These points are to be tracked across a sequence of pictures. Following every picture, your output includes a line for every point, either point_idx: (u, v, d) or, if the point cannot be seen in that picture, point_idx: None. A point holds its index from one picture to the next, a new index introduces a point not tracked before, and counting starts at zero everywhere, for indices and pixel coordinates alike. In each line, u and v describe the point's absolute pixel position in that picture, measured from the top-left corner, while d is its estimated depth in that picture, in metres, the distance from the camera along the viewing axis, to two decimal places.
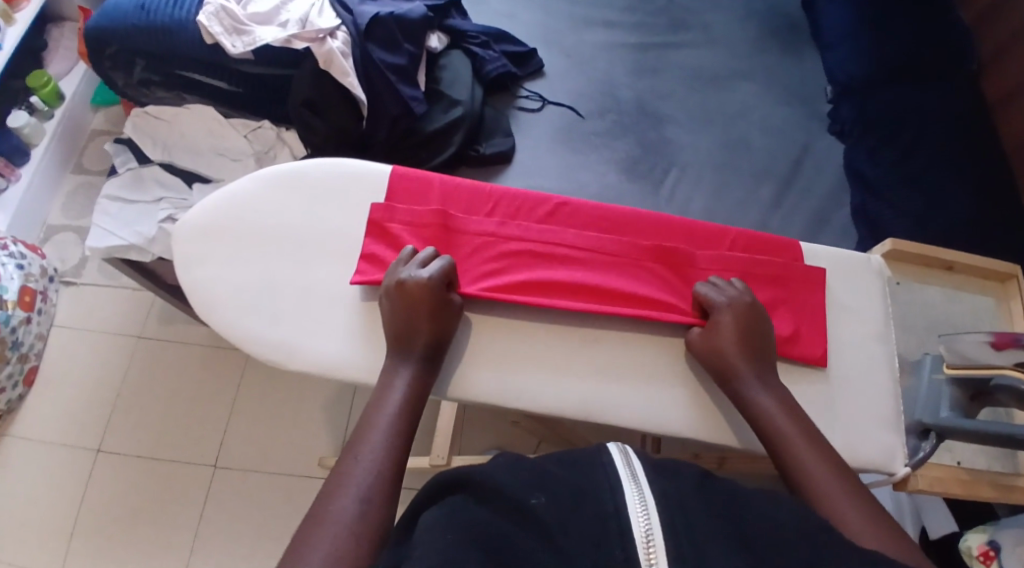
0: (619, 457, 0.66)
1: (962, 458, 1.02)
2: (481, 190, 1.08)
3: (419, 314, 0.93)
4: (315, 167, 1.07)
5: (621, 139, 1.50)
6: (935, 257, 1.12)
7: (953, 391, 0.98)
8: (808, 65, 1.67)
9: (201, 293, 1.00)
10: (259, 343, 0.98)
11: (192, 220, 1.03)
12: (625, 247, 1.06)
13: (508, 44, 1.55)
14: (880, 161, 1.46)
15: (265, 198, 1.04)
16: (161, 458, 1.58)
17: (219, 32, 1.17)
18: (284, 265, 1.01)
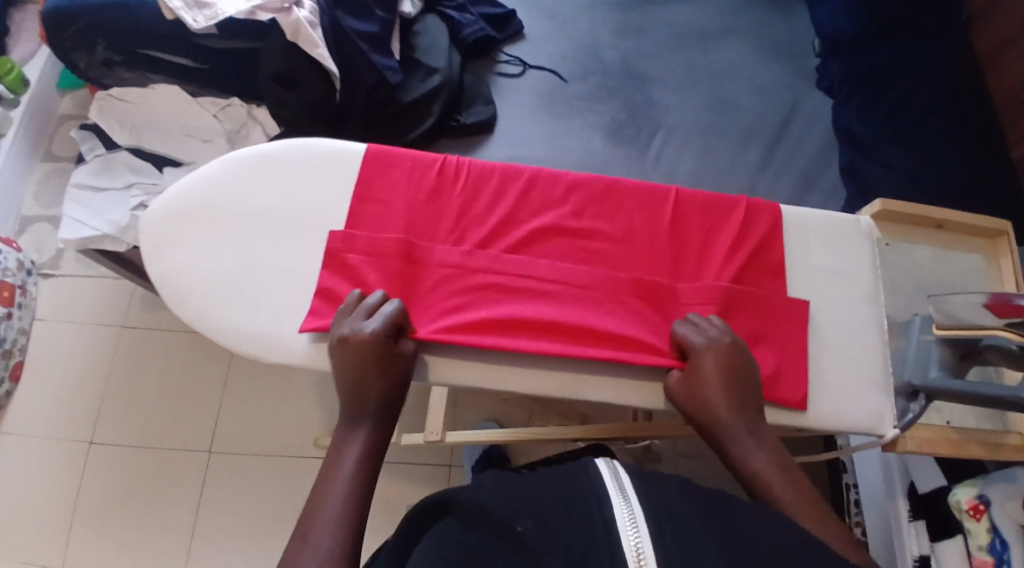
0: (609, 473, 0.62)
1: (952, 417, 1.02)
2: (449, 216, 1.03)
3: (365, 368, 0.88)
4: (287, 148, 1.04)
5: (605, 103, 1.46)
6: (923, 216, 1.10)
7: (941, 351, 0.97)
8: (795, 19, 1.62)
9: (174, 284, 0.99)
10: (234, 331, 0.97)
11: (162, 209, 1.02)
12: (598, 279, 1.01)
13: (485, 6, 1.51)
14: (869, 116, 1.43)
15: (236, 184, 1.03)
16: (152, 447, 1.57)
17: (179, 7, 1.11)
18: (256, 253, 0.99)
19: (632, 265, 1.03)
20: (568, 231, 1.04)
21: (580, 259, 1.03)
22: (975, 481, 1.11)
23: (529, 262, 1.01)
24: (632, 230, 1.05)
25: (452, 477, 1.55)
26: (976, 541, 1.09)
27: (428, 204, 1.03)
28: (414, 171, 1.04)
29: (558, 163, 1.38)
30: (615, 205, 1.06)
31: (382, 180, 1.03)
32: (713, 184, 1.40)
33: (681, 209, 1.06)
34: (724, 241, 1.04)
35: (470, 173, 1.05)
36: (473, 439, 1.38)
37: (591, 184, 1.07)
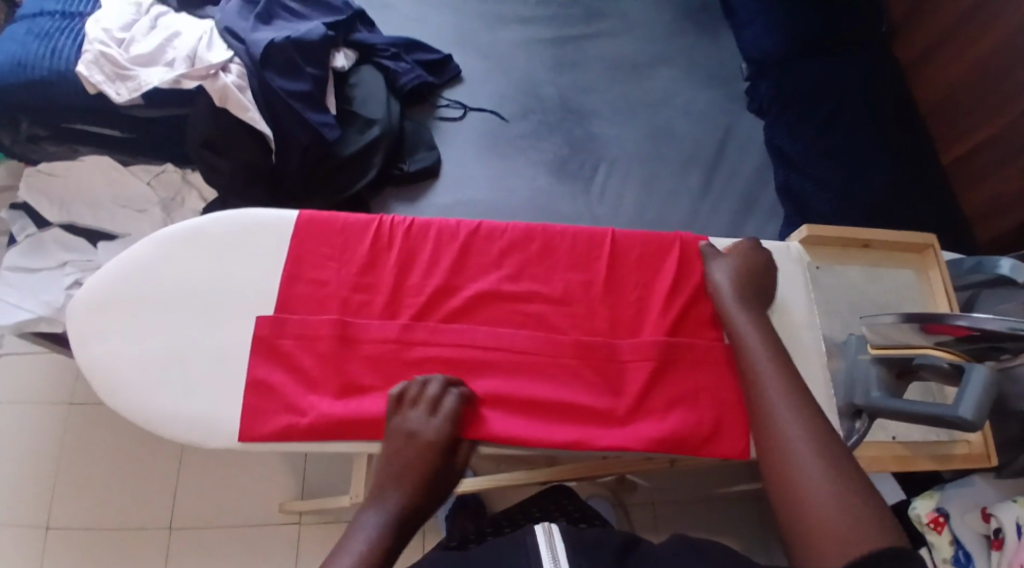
0: (544, 540, 0.72)
1: (897, 432, 1.03)
2: (385, 288, 1.01)
3: (420, 459, 0.88)
4: (215, 220, 1.02)
5: (547, 140, 1.46)
6: (852, 237, 1.12)
7: (879, 371, 0.97)
8: (724, 44, 1.66)
9: (105, 372, 0.96)
10: (172, 419, 0.94)
11: (89, 296, 0.99)
12: (539, 344, 1.01)
13: (420, 52, 1.49)
14: (800, 136, 1.46)
15: (164, 262, 1.01)
16: (111, 527, 1.50)
17: (101, 80, 1.10)
18: (189, 332, 0.97)
19: (572, 326, 1.02)
20: (505, 295, 1.03)
21: (520, 323, 1.02)
22: (931, 494, 1.17)
23: (469, 332, 1.00)
24: (573, 289, 1.04)
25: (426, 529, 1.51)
26: (940, 554, 1.14)
27: (362, 279, 1.02)
28: (346, 246, 1.03)
29: (504, 205, 1.38)
30: (552, 264, 1.05)
31: (313, 257, 1.02)
32: (658, 212, 1.41)
33: (618, 259, 1.06)
34: (662, 290, 1.04)
35: (403, 242, 1.04)
36: None
37: (526, 242, 1.06)
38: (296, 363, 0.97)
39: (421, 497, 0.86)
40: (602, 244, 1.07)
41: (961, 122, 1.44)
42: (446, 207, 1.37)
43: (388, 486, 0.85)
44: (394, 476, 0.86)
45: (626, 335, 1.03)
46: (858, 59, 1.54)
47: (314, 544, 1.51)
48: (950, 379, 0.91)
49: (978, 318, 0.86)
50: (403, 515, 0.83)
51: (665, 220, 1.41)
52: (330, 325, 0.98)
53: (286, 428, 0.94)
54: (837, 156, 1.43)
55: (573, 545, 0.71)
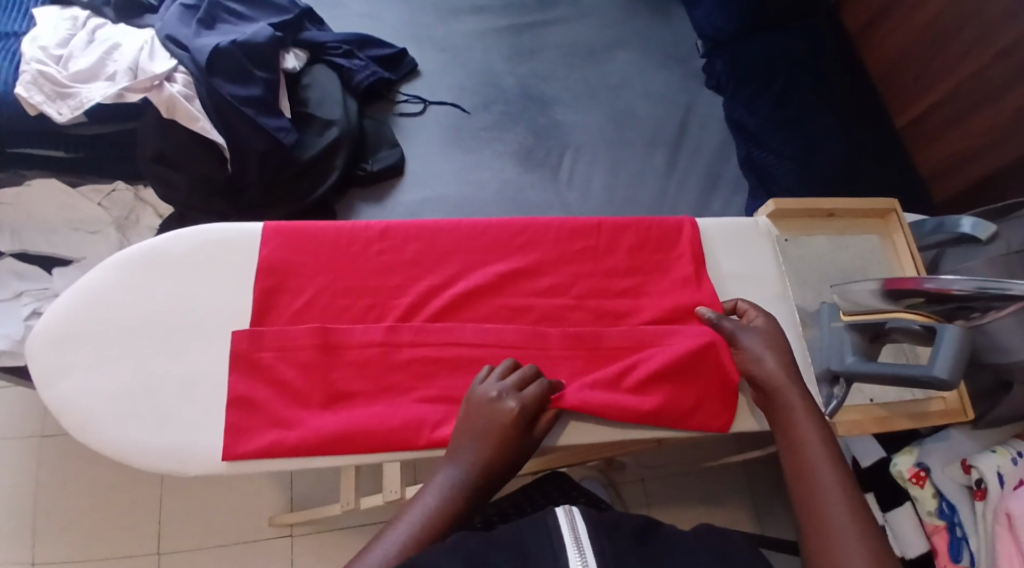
0: (565, 520, 0.70)
1: (874, 395, 1.03)
2: (357, 291, 1.00)
3: (494, 435, 0.88)
4: (173, 243, 1.00)
5: (510, 130, 1.45)
6: (817, 208, 1.12)
7: (853, 337, 0.99)
8: (676, 23, 1.65)
9: (70, 411, 0.93)
10: (147, 451, 0.91)
11: (46, 331, 0.96)
12: (523, 335, 0.99)
13: (373, 48, 1.47)
14: (758, 109, 1.46)
15: (123, 292, 0.97)
16: (98, 557, 1.47)
17: (41, 101, 1.06)
18: (157, 360, 0.95)
19: (556, 318, 1.02)
20: (484, 290, 1.01)
21: (502, 317, 1.01)
22: (911, 448, 1.19)
23: (452, 329, 0.99)
24: (554, 279, 1.04)
25: None
26: (925, 507, 1.17)
27: (339, 284, 1.00)
28: (317, 252, 1.01)
29: (473, 199, 1.36)
30: (529, 255, 1.05)
31: (287, 264, 1.00)
32: (627, 193, 1.41)
33: (598, 245, 1.06)
34: (636, 272, 1.06)
35: (376, 241, 1.02)
36: None
37: (504, 234, 1.05)
38: (275, 377, 0.95)
39: (492, 464, 0.87)
40: (582, 231, 1.07)
41: (913, 84, 1.45)
42: (415, 205, 1.35)
43: (454, 458, 0.87)
44: (469, 447, 0.87)
45: (607, 322, 1.02)
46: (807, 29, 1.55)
47: (306, 556, 1.50)
48: (924, 340, 0.93)
49: (945, 280, 0.87)
50: (464, 492, 0.85)
51: (634, 202, 1.40)
52: (308, 333, 0.96)
53: (273, 443, 0.92)
54: (796, 125, 1.44)
55: (593, 525, 0.70)
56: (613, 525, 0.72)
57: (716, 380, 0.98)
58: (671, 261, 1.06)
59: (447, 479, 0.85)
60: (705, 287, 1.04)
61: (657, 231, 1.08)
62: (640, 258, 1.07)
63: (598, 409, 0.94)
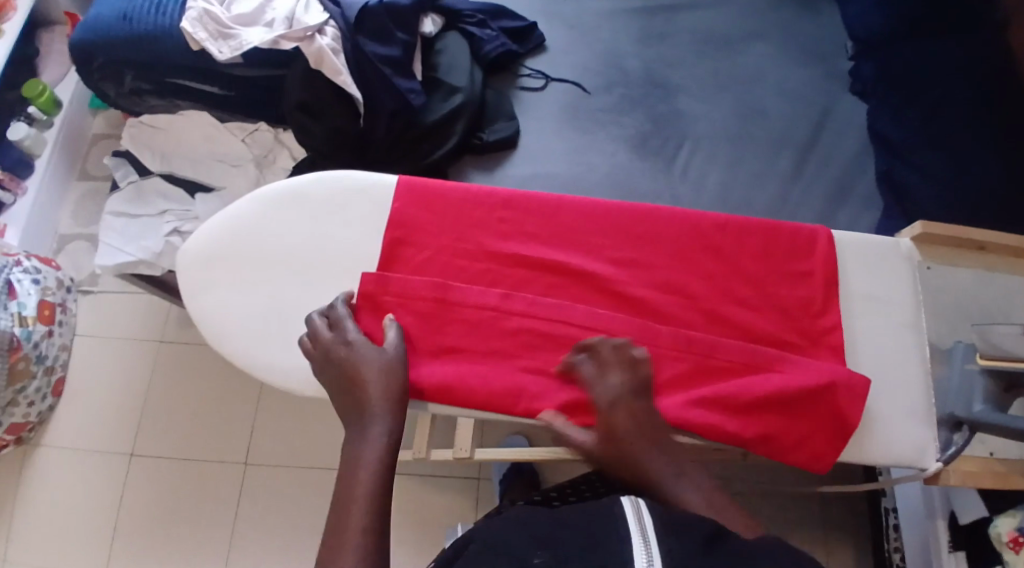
0: (633, 517, 0.72)
1: (995, 449, 1.05)
2: (487, 256, 1.06)
3: (385, 395, 0.92)
4: (317, 184, 1.08)
5: (629, 114, 1.45)
6: (968, 238, 1.12)
7: (987, 383, 1.01)
8: (823, 19, 1.59)
9: (209, 322, 1.03)
10: (271, 369, 1.02)
11: (195, 248, 1.06)
12: (635, 327, 1.03)
13: (506, 20, 1.49)
14: (905, 121, 1.38)
15: (266, 222, 1.07)
16: (191, 459, 1.62)
17: (204, 38, 1.14)
18: (290, 289, 1.04)
19: (665, 310, 1.05)
20: (602, 274, 1.05)
21: (607, 302, 1.05)
22: (1014, 511, 1.12)
23: (560, 306, 1.03)
24: (670, 272, 1.07)
25: (480, 490, 1.59)
26: None
27: (463, 244, 1.07)
28: (452, 214, 1.07)
29: (584, 180, 1.37)
30: (652, 245, 1.08)
31: (419, 215, 1.07)
32: (743, 193, 1.39)
33: (722, 242, 1.08)
34: (755, 277, 1.07)
35: (504, 209, 1.08)
36: (501, 457, 1.37)
37: (628, 218, 1.09)
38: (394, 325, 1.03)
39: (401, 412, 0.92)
40: (711, 226, 1.09)
41: None
42: (523, 178, 1.38)
43: (363, 420, 0.90)
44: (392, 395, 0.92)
45: (716, 324, 1.05)
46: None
47: None
48: None
49: None
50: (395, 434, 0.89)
51: (748, 205, 1.38)
52: (422, 288, 1.03)
53: None
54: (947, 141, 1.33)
55: (660, 523, 0.71)
56: (685, 525, 0.72)
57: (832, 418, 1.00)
58: (794, 268, 1.08)
59: (380, 438, 0.88)
60: (835, 309, 1.07)
61: (788, 236, 1.09)
62: (763, 262, 1.08)
63: (708, 424, 0.98)
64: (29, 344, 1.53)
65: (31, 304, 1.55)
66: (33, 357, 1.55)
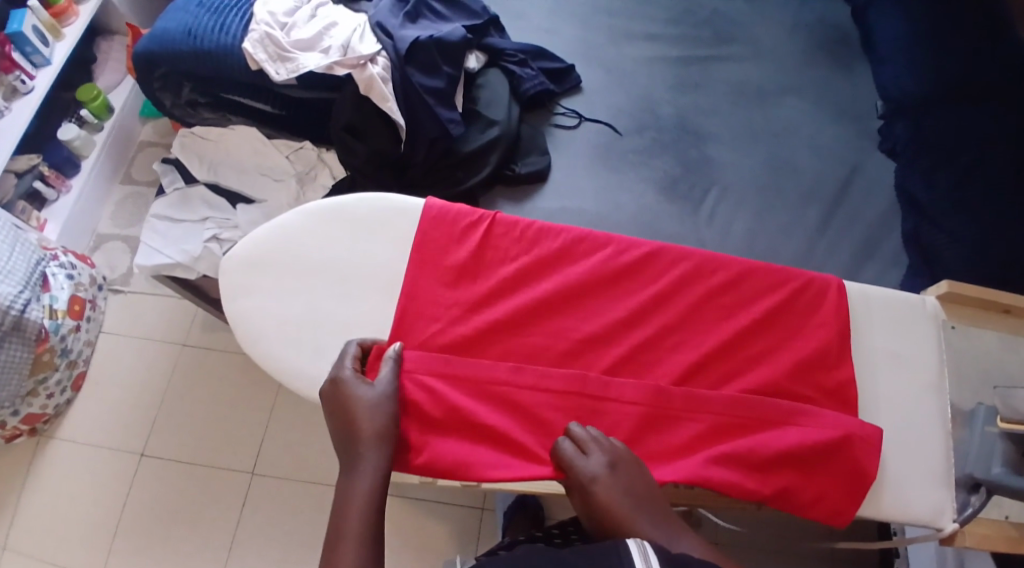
0: (639, 557, 0.75)
1: (1010, 513, 1.05)
2: (501, 322, 1.09)
3: (368, 435, 0.97)
4: (361, 201, 1.13)
5: (659, 158, 1.50)
6: (993, 300, 1.14)
7: (1004, 448, 1.01)
8: (857, 80, 1.62)
9: (247, 324, 1.08)
10: (304, 377, 1.06)
11: (240, 254, 1.12)
12: (647, 395, 1.06)
13: (546, 61, 1.55)
14: (933, 183, 1.41)
15: (310, 233, 1.12)
16: (199, 463, 1.65)
17: (264, 59, 1.21)
18: (327, 299, 1.09)
19: (682, 363, 1.08)
20: (617, 330, 1.10)
21: (624, 366, 1.08)
22: None
23: (576, 375, 1.06)
24: (682, 330, 1.11)
25: (483, 522, 1.60)
26: None
27: (479, 308, 1.10)
28: (465, 277, 1.11)
29: (610, 218, 1.42)
30: (664, 305, 1.12)
31: (434, 278, 1.10)
32: (767, 243, 1.43)
33: (731, 301, 1.12)
34: (764, 334, 1.11)
35: (519, 274, 1.12)
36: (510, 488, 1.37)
37: (637, 281, 1.13)
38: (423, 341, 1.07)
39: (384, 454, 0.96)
40: (720, 284, 1.13)
41: None
42: (551, 213, 1.42)
43: (349, 464, 0.95)
44: (374, 442, 0.96)
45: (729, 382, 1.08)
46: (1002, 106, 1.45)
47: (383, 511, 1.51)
48: None
49: None
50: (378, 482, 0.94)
51: (772, 254, 1.42)
52: (432, 361, 1.06)
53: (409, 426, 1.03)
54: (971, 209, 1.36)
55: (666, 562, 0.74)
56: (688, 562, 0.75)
57: (848, 470, 1.04)
58: (804, 323, 1.11)
59: (364, 497, 0.92)
60: (848, 361, 1.09)
61: (802, 290, 1.12)
62: (776, 316, 1.12)
63: (725, 480, 1.01)
64: (56, 337, 1.57)
65: (64, 298, 1.60)
66: (58, 350, 1.59)
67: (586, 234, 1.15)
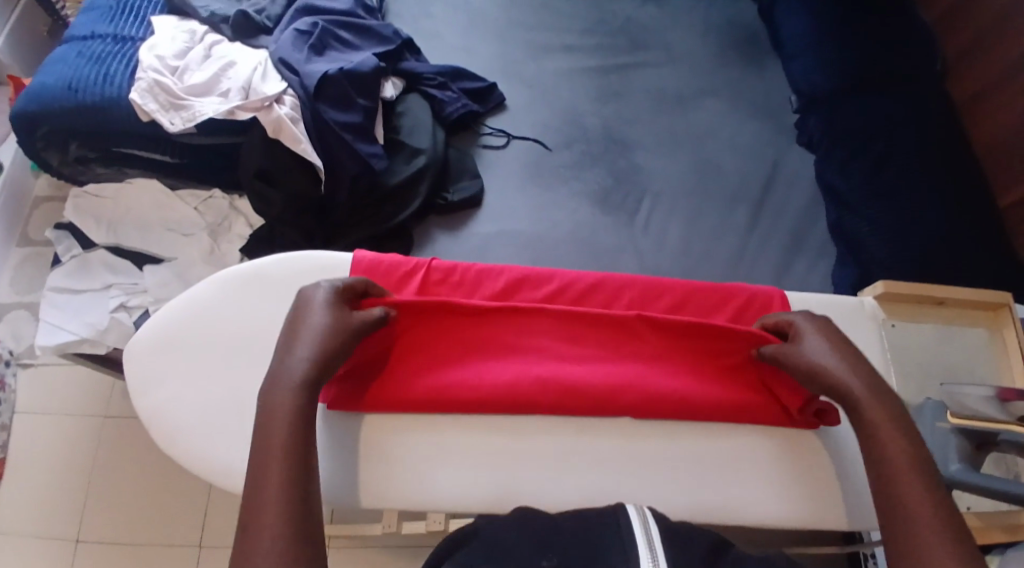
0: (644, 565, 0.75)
1: (971, 503, 1.09)
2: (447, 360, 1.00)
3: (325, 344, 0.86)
4: (277, 264, 1.04)
5: (590, 170, 1.45)
6: (930, 294, 1.18)
7: (959, 442, 1.00)
8: (772, 77, 1.62)
9: (159, 420, 0.97)
10: (232, 473, 0.95)
11: (145, 338, 1.01)
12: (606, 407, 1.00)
13: (465, 81, 1.48)
14: (852, 173, 1.41)
15: (223, 306, 1.02)
16: (140, 542, 1.52)
17: (155, 109, 1.10)
18: (249, 379, 0.98)
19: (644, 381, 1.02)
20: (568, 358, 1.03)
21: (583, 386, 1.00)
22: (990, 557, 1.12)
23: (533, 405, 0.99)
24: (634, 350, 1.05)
25: None
26: None
27: (424, 352, 1.01)
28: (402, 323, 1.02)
29: (547, 237, 1.36)
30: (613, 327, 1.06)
31: None
32: (704, 247, 1.39)
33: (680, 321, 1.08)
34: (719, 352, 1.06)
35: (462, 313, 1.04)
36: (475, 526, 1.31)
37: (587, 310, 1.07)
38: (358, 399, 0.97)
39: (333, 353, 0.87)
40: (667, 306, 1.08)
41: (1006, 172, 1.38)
42: (487, 238, 1.36)
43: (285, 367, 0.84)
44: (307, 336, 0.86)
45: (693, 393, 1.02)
46: (914, 93, 1.47)
47: None
48: None
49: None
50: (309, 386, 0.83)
51: (711, 259, 1.39)
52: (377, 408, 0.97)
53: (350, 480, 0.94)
54: (896, 196, 1.37)
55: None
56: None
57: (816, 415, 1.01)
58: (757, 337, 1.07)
59: (291, 393, 0.82)
60: None
61: (747, 305, 1.09)
62: None
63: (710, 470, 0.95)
64: None
65: None
66: None
67: (527, 271, 1.09)
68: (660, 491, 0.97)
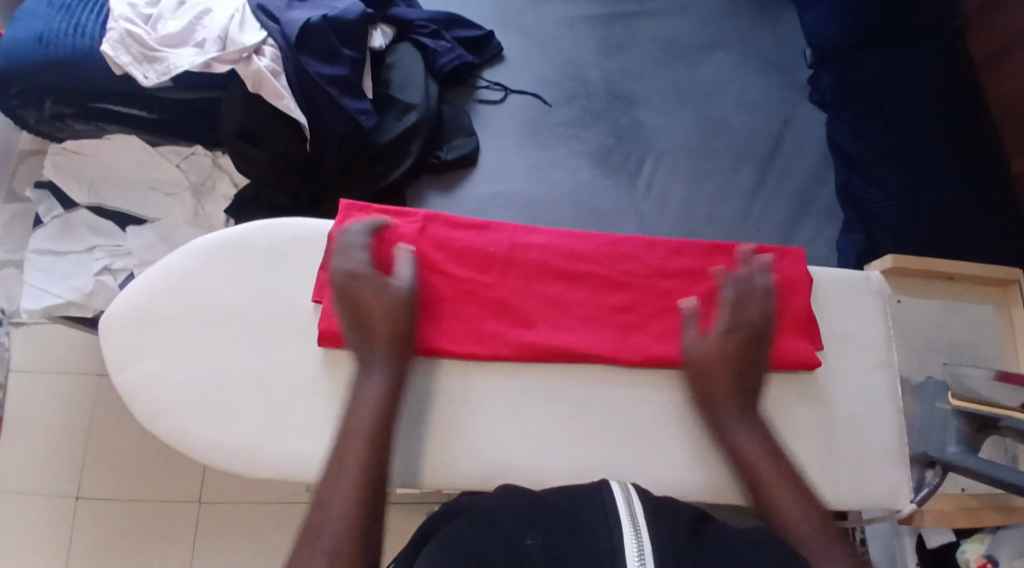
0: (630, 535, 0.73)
1: (965, 485, 1.08)
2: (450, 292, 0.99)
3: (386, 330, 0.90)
4: (257, 231, 1.00)
5: (591, 128, 1.40)
6: (937, 269, 1.14)
7: (959, 424, 0.98)
8: (784, 28, 1.54)
9: (138, 395, 0.95)
10: (214, 450, 0.93)
11: (122, 310, 0.97)
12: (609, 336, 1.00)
13: (461, 29, 1.41)
14: (864, 133, 1.35)
15: (203, 276, 0.98)
16: (140, 499, 1.49)
17: (128, 62, 1.05)
18: (231, 353, 0.96)
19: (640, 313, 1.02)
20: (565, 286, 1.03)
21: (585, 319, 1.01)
22: (982, 536, 1.13)
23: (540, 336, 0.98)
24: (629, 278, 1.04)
25: None
26: None
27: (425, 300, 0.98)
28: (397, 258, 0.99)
29: (543, 199, 1.33)
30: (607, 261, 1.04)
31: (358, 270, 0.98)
32: (707, 210, 1.35)
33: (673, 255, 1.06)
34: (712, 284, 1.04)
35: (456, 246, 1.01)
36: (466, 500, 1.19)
37: (588, 251, 1.04)
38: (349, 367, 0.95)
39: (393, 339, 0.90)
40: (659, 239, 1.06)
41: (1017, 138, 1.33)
42: (483, 199, 1.32)
43: (368, 360, 0.90)
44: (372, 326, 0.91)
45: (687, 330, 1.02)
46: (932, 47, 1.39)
47: None
48: None
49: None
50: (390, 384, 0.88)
51: (713, 221, 1.34)
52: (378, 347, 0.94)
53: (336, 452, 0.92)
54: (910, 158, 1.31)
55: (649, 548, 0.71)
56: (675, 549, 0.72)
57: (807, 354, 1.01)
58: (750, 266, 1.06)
59: (377, 387, 0.87)
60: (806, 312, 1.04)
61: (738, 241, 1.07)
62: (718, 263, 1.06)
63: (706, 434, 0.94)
64: None
65: None
66: None
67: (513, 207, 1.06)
68: (656, 466, 0.96)
